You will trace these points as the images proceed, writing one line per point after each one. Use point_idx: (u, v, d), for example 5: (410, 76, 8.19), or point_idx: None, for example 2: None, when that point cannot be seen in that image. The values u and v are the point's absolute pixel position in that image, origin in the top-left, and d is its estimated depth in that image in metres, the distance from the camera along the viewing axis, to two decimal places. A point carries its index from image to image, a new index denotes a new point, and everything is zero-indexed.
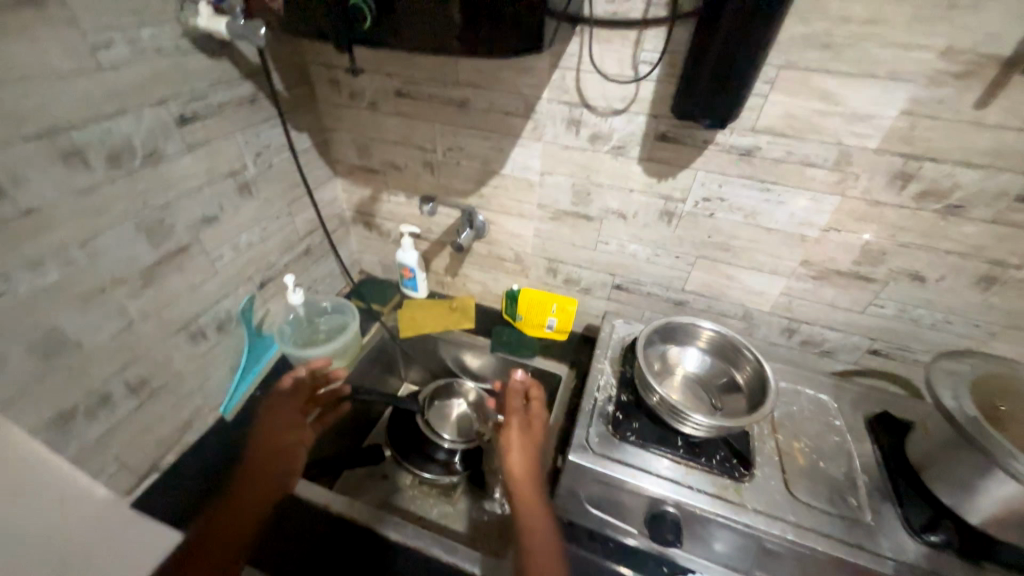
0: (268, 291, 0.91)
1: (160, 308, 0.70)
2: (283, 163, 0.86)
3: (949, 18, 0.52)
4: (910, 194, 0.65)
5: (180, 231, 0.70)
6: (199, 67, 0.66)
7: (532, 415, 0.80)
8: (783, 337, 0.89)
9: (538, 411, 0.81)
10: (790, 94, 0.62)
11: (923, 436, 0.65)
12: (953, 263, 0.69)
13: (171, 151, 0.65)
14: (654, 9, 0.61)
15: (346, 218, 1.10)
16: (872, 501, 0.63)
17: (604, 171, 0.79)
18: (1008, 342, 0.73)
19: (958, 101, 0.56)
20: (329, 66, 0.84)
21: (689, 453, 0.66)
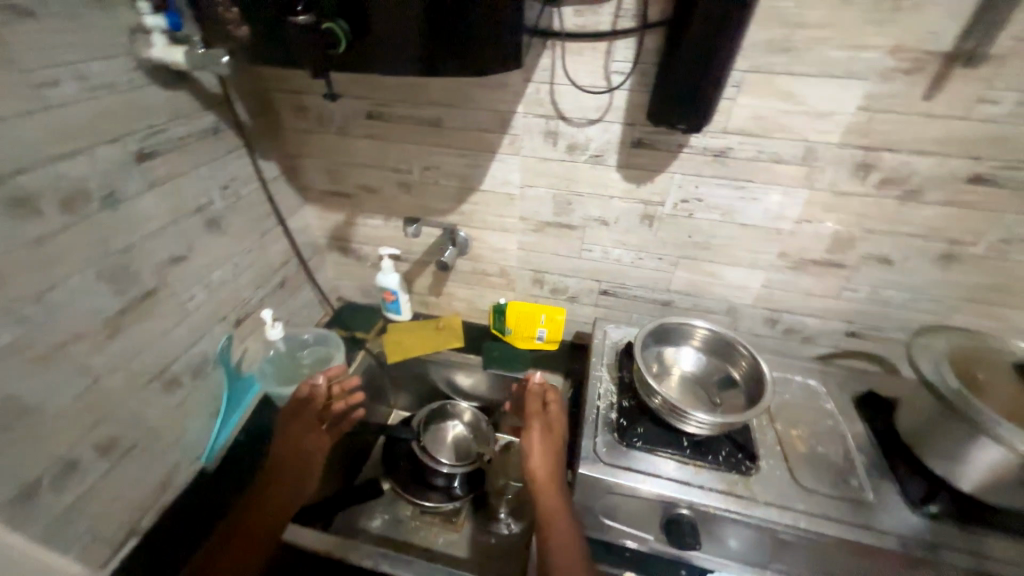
0: (244, 329, 0.87)
1: (128, 360, 0.64)
2: (252, 195, 0.83)
3: (896, 19, 0.56)
4: (873, 183, 0.69)
5: (146, 275, 0.65)
6: (157, 101, 0.63)
7: (552, 417, 0.79)
8: (766, 328, 0.92)
9: (558, 413, 0.80)
10: (757, 96, 0.65)
11: (910, 411, 0.68)
12: (915, 244, 0.73)
13: (131, 191, 0.61)
14: (622, 21, 0.63)
15: (321, 245, 1.06)
16: (871, 480, 0.65)
17: (583, 181, 0.80)
18: (971, 314, 0.78)
19: (909, 95, 0.60)
20: (294, 91, 0.82)
21: (696, 453, 0.67)
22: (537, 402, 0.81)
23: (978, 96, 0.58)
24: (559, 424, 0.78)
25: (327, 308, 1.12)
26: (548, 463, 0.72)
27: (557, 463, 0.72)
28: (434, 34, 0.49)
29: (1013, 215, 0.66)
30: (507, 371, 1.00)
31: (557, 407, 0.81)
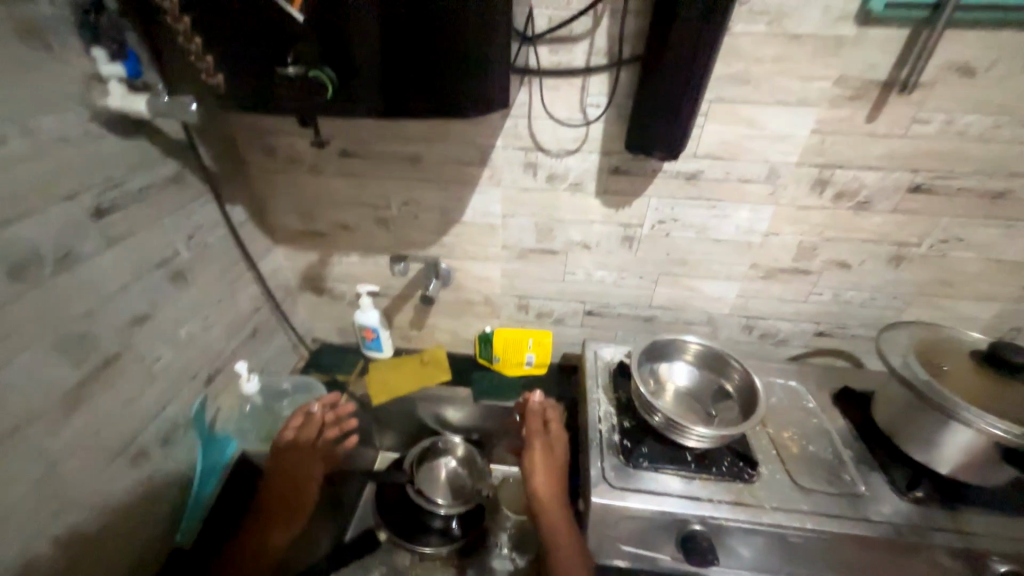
0: (217, 386, 0.80)
1: (91, 436, 0.58)
2: (219, 242, 0.78)
3: (838, 53, 0.62)
4: (829, 197, 0.75)
5: (107, 340, 0.59)
6: (114, 152, 0.58)
7: (553, 436, 0.80)
8: (744, 334, 0.96)
9: (558, 432, 0.81)
10: (722, 123, 0.69)
11: (886, 403, 0.73)
12: (869, 249, 0.80)
13: (88, 250, 0.56)
14: (594, 58, 0.66)
15: (293, 287, 1.01)
16: (861, 473, 0.69)
17: (564, 208, 0.82)
18: (920, 307, 0.86)
19: (855, 118, 0.67)
20: (260, 132, 0.79)
21: (701, 466, 0.68)
22: (537, 421, 0.82)
23: (912, 117, 0.66)
24: (561, 443, 0.80)
25: (302, 352, 1.06)
26: (550, 484, 0.73)
27: (558, 483, 0.74)
28: (423, 79, 0.49)
29: (948, 218, 0.75)
30: (498, 401, 0.98)
31: (557, 426, 0.82)
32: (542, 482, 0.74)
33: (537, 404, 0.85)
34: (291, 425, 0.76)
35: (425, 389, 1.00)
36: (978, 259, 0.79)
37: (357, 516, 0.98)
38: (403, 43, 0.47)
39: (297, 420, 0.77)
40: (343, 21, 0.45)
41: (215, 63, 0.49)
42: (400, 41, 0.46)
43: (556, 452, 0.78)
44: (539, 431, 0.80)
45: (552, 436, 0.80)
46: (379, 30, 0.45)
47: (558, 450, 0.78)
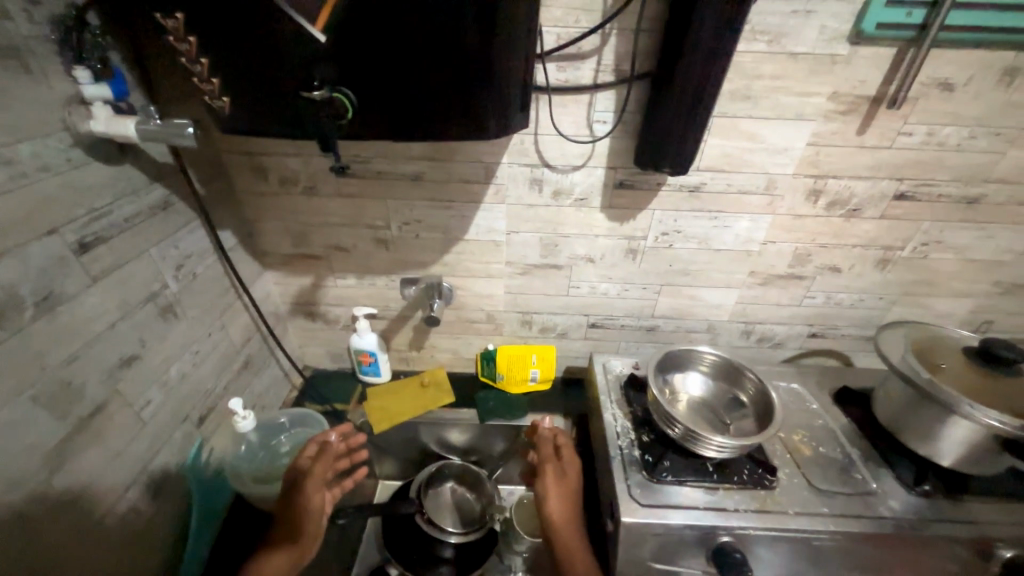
0: (209, 426, 0.75)
1: (78, 496, 0.52)
2: (208, 271, 0.73)
3: (833, 71, 0.65)
4: (823, 205, 0.78)
5: (93, 388, 0.54)
6: (97, 181, 0.53)
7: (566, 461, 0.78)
8: (742, 339, 0.99)
9: (573, 457, 0.78)
10: (724, 137, 0.71)
11: (887, 401, 0.76)
12: (858, 253, 0.84)
13: (72, 290, 0.51)
14: (602, 75, 0.66)
15: (283, 313, 0.96)
16: (871, 471, 0.71)
17: (569, 223, 0.81)
18: (904, 306, 0.91)
19: (846, 131, 0.70)
20: (250, 153, 0.75)
21: (723, 476, 0.68)
22: (548, 447, 0.80)
23: (897, 129, 0.70)
24: (575, 468, 0.77)
25: (294, 380, 1.00)
26: (563, 512, 0.71)
27: (572, 508, 0.72)
28: (445, 101, 0.48)
29: (929, 222, 0.79)
30: (505, 420, 0.96)
31: (570, 451, 0.79)
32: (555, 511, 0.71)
33: (547, 430, 0.83)
34: (307, 454, 0.72)
35: (428, 411, 0.96)
36: (955, 259, 0.84)
37: (360, 555, 0.92)
38: (425, 66, 0.45)
39: (312, 448, 0.73)
40: (364, 44, 0.43)
41: (221, 85, 0.46)
42: (422, 63, 0.45)
43: (569, 478, 0.75)
44: (551, 457, 0.79)
45: (564, 461, 0.78)
46: (402, 53, 0.44)
47: (572, 475, 0.75)
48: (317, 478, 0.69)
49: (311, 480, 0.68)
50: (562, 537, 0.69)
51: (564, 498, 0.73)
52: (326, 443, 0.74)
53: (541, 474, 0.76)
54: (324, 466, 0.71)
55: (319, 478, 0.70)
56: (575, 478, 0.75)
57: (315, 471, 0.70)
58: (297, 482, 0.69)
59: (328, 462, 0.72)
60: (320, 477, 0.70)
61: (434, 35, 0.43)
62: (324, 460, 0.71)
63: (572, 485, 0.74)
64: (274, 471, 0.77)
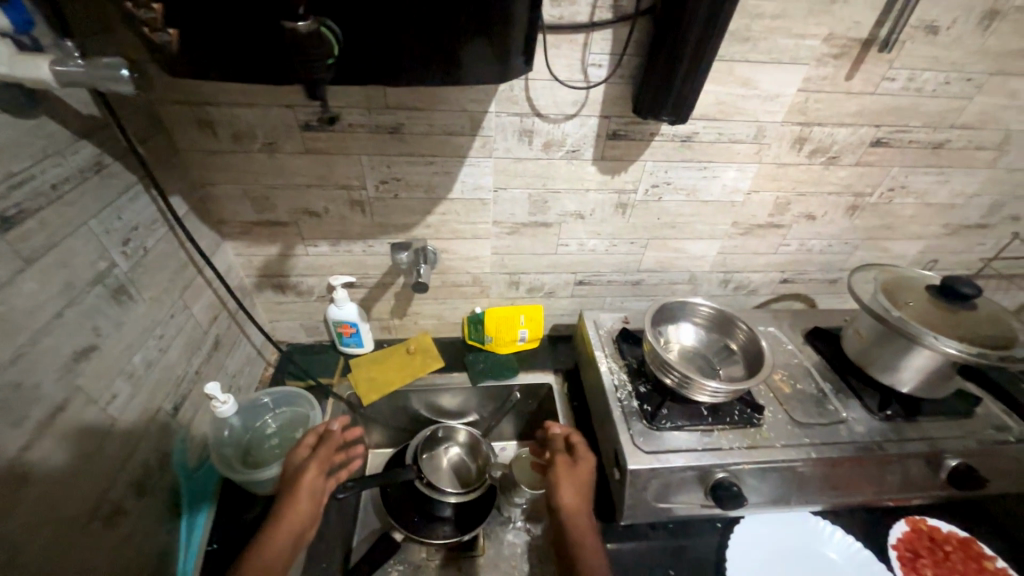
0: (185, 415, 0.68)
1: (53, 506, 0.46)
2: (160, 245, 0.63)
3: (831, 11, 0.63)
4: (806, 153, 0.79)
5: (50, 386, 0.47)
6: (8, 138, 0.43)
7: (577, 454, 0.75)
8: (720, 288, 1.02)
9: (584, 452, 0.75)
10: (719, 83, 0.69)
11: (856, 337, 0.82)
12: (833, 200, 0.87)
13: (2, 276, 0.42)
14: (599, 12, 0.61)
15: (248, 286, 0.87)
16: (842, 402, 0.78)
17: (560, 177, 0.78)
18: (866, 250, 0.97)
19: (836, 76, 0.70)
20: (193, 102, 0.63)
21: (716, 418, 0.72)
22: (558, 443, 0.77)
23: (882, 75, 0.70)
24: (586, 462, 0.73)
25: (268, 357, 0.93)
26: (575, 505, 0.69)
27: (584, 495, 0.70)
28: (446, 36, 0.42)
29: (897, 167, 0.83)
30: (497, 381, 0.96)
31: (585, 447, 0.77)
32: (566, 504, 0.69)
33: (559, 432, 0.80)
34: (305, 444, 0.68)
35: (419, 379, 0.94)
36: (915, 204, 0.90)
37: (360, 520, 0.90)
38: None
39: (311, 438, 0.69)
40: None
41: (166, 13, 0.37)
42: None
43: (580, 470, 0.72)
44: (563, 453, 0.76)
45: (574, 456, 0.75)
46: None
47: (584, 469, 0.72)
48: (318, 464, 0.66)
49: (312, 464, 0.65)
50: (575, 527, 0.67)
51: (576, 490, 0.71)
52: (327, 433, 0.70)
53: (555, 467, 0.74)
54: (324, 454, 0.67)
55: (320, 465, 0.66)
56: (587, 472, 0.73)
57: (317, 458, 0.67)
58: (298, 469, 0.65)
59: (330, 451, 0.68)
60: (322, 464, 0.66)
61: None
62: (325, 449, 0.68)
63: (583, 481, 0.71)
64: (264, 456, 0.74)
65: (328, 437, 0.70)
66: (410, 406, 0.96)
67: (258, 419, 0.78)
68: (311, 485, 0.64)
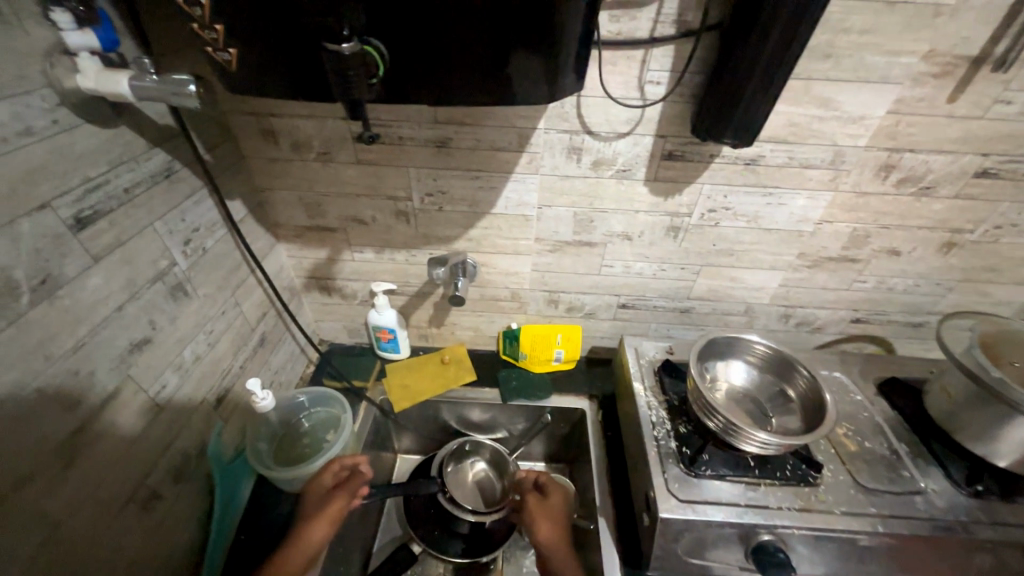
0: (227, 408, 0.72)
1: (96, 486, 0.50)
2: (218, 246, 0.67)
3: (934, 25, 0.55)
4: (892, 182, 0.70)
5: (104, 375, 0.50)
6: (89, 146, 0.47)
7: (546, 490, 0.81)
8: (780, 323, 0.93)
9: (552, 486, 0.81)
10: (793, 103, 0.62)
11: (943, 396, 0.72)
12: (923, 236, 0.77)
13: (70, 272, 0.46)
14: (661, 27, 0.58)
15: (297, 286, 0.91)
16: (920, 469, 0.68)
17: (608, 197, 0.74)
18: (961, 292, 0.85)
19: (935, 98, 0.61)
20: (258, 114, 0.67)
21: (764, 471, 0.65)
22: (528, 482, 0.83)
23: (996, 96, 0.61)
24: (554, 496, 0.79)
25: (310, 355, 0.97)
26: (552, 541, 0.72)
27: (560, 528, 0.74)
28: (491, 56, 0.40)
29: (1008, 203, 0.72)
30: (528, 401, 0.93)
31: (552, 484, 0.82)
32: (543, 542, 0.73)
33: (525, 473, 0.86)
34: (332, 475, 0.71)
35: (449, 391, 0.94)
36: None
37: (382, 526, 0.91)
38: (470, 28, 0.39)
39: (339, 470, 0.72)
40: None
41: (227, 35, 0.39)
42: (467, 24, 0.38)
43: (548, 505, 0.78)
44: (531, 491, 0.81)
45: (545, 492, 0.80)
46: (455, 7, 0.37)
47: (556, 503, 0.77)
48: (347, 496, 0.69)
49: (344, 496, 0.69)
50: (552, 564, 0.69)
51: (551, 525, 0.75)
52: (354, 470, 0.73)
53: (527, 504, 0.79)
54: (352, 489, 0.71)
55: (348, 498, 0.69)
56: (558, 504, 0.78)
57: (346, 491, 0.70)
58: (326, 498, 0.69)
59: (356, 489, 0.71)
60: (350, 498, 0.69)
61: None
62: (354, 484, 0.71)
63: (554, 515, 0.76)
64: (295, 454, 0.76)
65: (357, 473, 0.73)
66: (440, 417, 0.96)
67: (295, 418, 0.81)
68: (336, 513, 0.67)
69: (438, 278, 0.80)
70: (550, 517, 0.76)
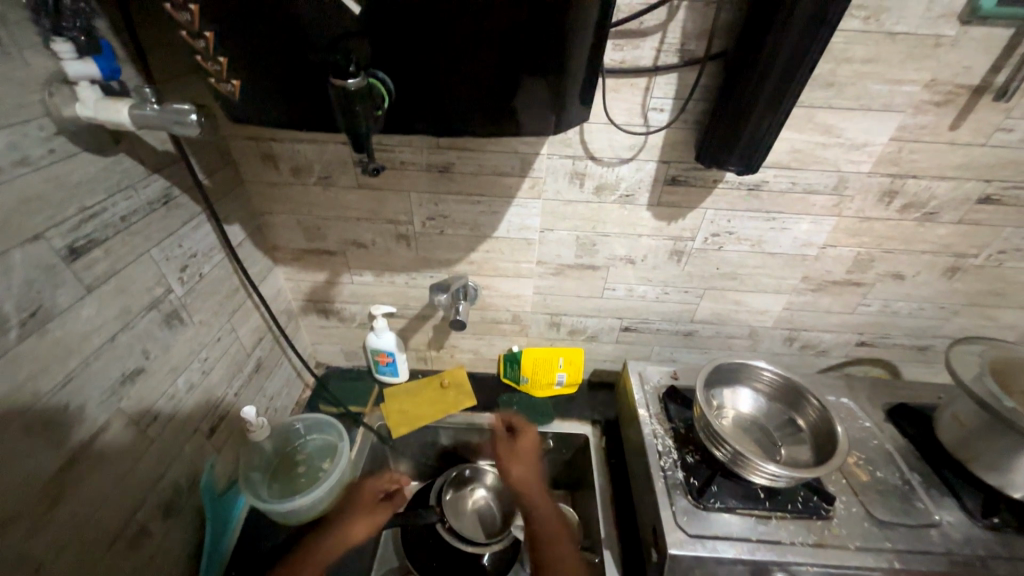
0: (220, 437, 0.69)
1: (82, 525, 0.47)
2: (215, 271, 0.66)
3: (935, 55, 0.56)
4: (896, 208, 0.70)
5: (95, 408, 0.48)
6: (86, 174, 0.46)
7: (517, 434, 0.83)
8: (784, 346, 0.92)
9: (523, 428, 0.84)
10: (796, 130, 0.62)
11: (953, 424, 0.70)
12: (927, 260, 0.76)
13: (62, 303, 0.44)
14: (664, 56, 0.58)
15: (294, 309, 0.89)
16: (934, 500, 0.66)
17: (611, 222, 0.74)
18: (967, 316, 0.84)
19: (937, 126, 0.61)
20: (259, 139, 0.67)
21: (776, 503, 0.63)
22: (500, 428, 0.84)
23: (997, 124, 0.61)
24: (528, 436, 0.82)
25: (306, 380, 0.95)
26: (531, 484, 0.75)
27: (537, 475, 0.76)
28: (498, 87, 0.40)
29: (1011, 229, 0.72)
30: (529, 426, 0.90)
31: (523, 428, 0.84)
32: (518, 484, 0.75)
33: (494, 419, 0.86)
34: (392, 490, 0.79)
35: (449, 416, 0.91)
36: None
37: (378, 557, 0.86)
38: (479, 62, 0.38)
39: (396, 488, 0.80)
40: (427, 23, 0.36)
41: (231, 66, 0.39)
42: (475, 57, 0.38)
43: (521, 450, 0.80)
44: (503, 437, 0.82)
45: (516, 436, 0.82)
46: (463, 39, 0.37)
47: (528, 446, 0.80)
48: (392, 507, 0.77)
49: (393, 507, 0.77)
50: (536, 506, 0.72)
51: (526, 470, 0.77)
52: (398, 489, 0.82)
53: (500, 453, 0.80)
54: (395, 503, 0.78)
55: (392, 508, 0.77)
56: (530, 446, 0.81)
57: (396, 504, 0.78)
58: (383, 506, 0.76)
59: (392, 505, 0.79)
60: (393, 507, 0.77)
61: (492, 9, 0.36)
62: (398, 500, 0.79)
63: (527, 457, 0.79)
64: (290, 484, 0.73)
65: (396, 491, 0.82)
66: (439, 443, 0.93)
67: (292, 446, 0.79)
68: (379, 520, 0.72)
69: (440, 304, 0.80)
70: (523, 461, 0.78)
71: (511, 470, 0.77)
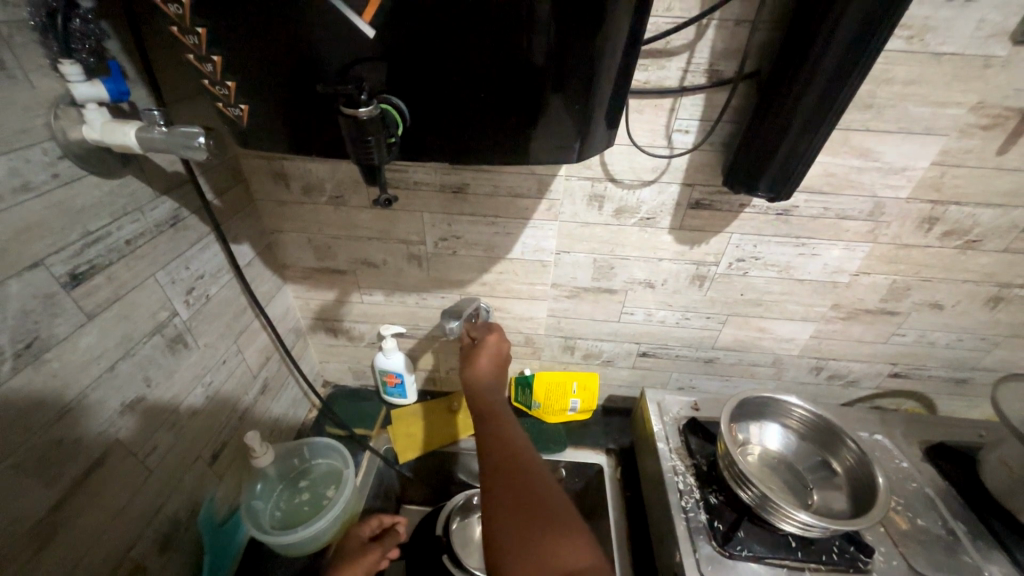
0: (223, 463, 0.67)
1: (73, 566, 0.45)
2: (223, 292, 0.64)
3: (984, 77, 0.52)
4: (936, 235, 0.66)
5: (90, 441, 0.46)
6: (92, 198, 0.45)
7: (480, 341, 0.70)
8: (810, 375, 0.87)
9: (485, 333, 0.70)
10: (830, 154, 0.59)
11: (1001, 468, 0.65)
12: (968, 289, 0.71)
13: (60, 333, 0.43)
14: (691, 76, 0.55)
15: (303, 327, 0.88)
16: (983, 555, 0.61)
17: (630, 245, 0.71)
18: (1009, 348, 0.79)
19: (984, 150, 0.58)
20: (270, 157, 0.65)
21: (808, 554, 0.59)
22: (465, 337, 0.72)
23: None
24: (491, 343, 0.68)
25: (313, 400, 0.93)
26: (482, 385, 0.63)
27: (500, 405, 0.61)
28: (519, 114, 0.38)
29: None
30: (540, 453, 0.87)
31: (490, 343, 0.68)
32: (475, 391, 0.63)
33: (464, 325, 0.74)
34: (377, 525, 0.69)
35: (458, 442, 0.88)
36: None
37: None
38: (499, 88, 0.36)
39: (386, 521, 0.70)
40: (445, 48, 0.34)
41: (239, 90, 0.37)
42: (495, 83, 0.36)
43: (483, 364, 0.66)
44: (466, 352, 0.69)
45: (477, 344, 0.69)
46: (484, 64, 0.35)
47: (485, 360, 0.66)
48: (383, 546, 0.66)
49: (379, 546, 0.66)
50: (490, 417, 0.59)
51: (489, 374, 0.65)
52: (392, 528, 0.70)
53: (462, 377, 0.65)
54: (387, 545, 0.67)
55: (383, 549, 0.66)
56: (491, 363, 0.66)
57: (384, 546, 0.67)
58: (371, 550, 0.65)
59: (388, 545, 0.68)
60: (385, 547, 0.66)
61: (514, 30, 0.33)
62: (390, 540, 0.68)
63: (489, 367, 0.65)
64: (292, 514, 0.71)
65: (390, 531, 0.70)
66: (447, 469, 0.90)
67: (295, 471, 0.76)
68: (372, 563, 0.63)
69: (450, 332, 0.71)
70: (485, 380, 0.64)
71: (467, 377, 0.65)
